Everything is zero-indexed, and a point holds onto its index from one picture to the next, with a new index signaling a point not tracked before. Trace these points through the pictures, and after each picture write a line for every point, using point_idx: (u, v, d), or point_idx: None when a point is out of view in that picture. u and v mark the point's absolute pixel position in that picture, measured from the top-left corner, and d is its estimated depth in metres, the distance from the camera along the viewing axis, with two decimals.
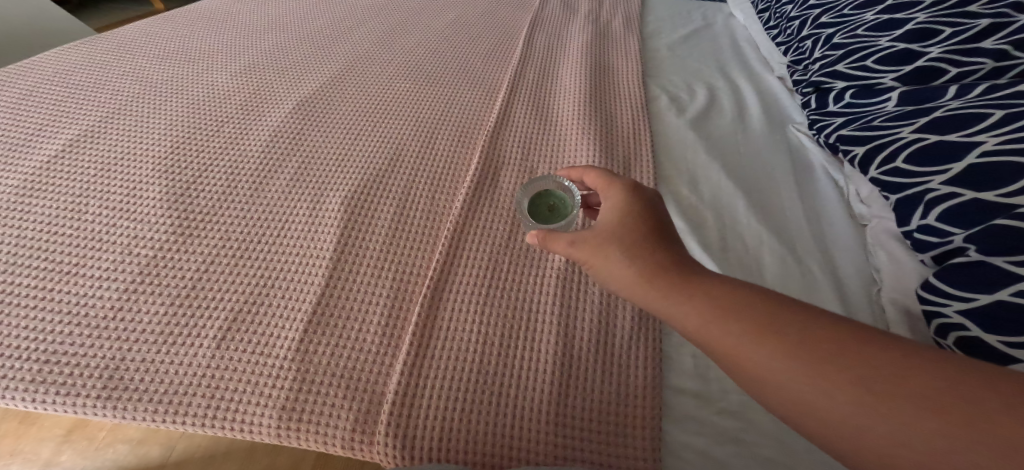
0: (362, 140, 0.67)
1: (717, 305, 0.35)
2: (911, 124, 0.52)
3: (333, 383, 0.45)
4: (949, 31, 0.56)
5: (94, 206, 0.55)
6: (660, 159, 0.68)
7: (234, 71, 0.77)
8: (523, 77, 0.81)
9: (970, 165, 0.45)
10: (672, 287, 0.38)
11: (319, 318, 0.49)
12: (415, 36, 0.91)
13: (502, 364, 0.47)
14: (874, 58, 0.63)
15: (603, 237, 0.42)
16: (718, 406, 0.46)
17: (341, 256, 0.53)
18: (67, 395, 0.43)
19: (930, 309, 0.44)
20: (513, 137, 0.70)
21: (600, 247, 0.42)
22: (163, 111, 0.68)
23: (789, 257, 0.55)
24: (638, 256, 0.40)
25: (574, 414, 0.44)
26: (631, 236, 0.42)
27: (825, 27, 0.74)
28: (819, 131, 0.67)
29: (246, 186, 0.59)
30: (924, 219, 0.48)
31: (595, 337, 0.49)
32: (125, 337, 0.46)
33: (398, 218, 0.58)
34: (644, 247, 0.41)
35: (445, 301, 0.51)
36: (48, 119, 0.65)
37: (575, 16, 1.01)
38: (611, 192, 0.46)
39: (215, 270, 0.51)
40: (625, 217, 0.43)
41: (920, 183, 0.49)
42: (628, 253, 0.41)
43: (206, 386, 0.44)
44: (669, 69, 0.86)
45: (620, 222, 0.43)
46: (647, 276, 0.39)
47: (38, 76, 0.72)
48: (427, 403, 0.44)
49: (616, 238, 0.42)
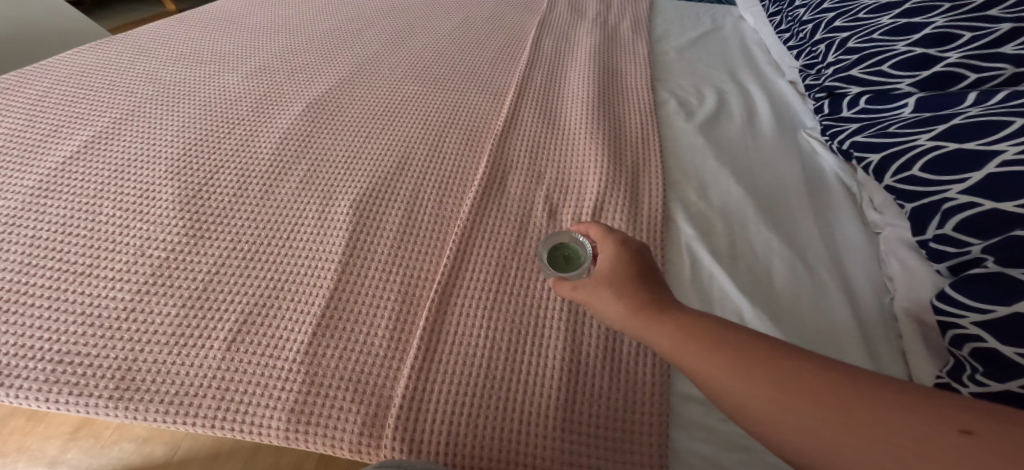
0: (370, 142, 0.67)
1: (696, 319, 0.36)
2: (929, 132, 0.51)
3: (340, 386, 0.45)
4: (969, 35, 0.56)
5: (107, 208, 0.55)
6: (670, 164, 0.68)
7: (245, 73, 0.78)
8: (531, 80, 0.81)
9: (989, 175, 0.44)
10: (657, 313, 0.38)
11: (327, 321, 0.48)
12: (423, 39, 0.91)
13: (509, 370, 0.46)
14: (891, 63, 0.62)
15: (600, 280, 0.43)
16: (726, 413, 0.45)
17: (350, 259, 0.53)
18: (80, 395, 0.43)
19: (945, 319, 0.44)
20: (521, 140, 0.70)
21: (598, 288, 0.42)
22: (176, 113, 0.68)
23: (800, 264, 0.54)
24: (628, 291, 0.41)
25: (583, 421, 0.44)
26: (626, 276, 0.42)
27: (840, 31, 0.73)
28: (832, 137, 0.66)
29: (256, 189, 0.59)
30: (941, 228, 0.47)
31: (604, 343, 0.49)
32: (137, 338, 0.46)
33: (407, 221, 0.58)
34: (636, 285, 0.41)
35: (453, 306, 0.50)
36: (63, 121, 0.66)
37: (584, 19, 1.01)
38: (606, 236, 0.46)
39: (225, 271, 0.51)
40: (621, 260, 0.43)
41: (937, 192, 0.48)
42: (619, 289, 0.41)
43: (216, 388, 0.44)
44: (679, 74, 0.86)
45: (615, 270, 0.43)
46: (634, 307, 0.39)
47: (53, 78, 0.73)
48: (434, 407, 0.44)
49: (614, 279, 0.42)
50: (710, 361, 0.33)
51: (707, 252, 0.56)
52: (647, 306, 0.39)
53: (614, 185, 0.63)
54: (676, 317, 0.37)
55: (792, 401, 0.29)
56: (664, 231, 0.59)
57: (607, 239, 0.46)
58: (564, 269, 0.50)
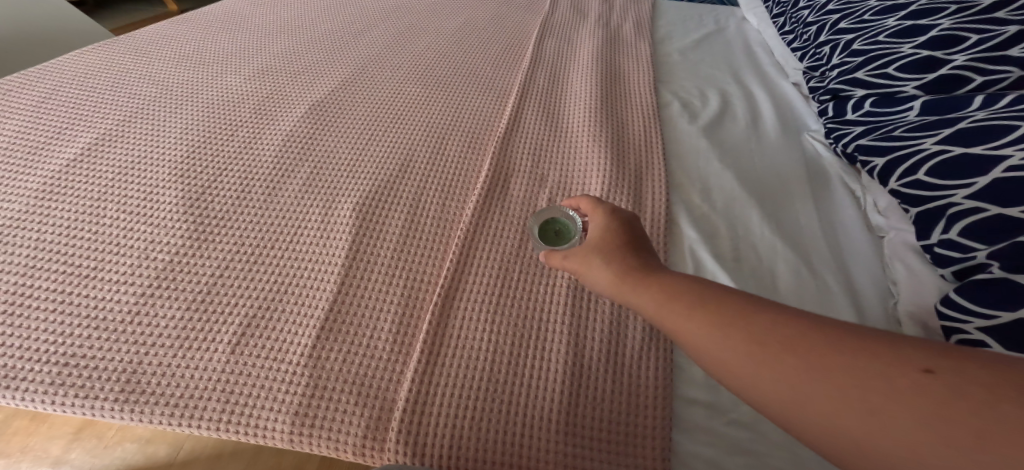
0: (373, 144, 0.67)
1: (681, 289, 0.37)
2: (934, 136, 0.51)
3: (344, 389, 0.45)
4: (975, 38, 0.56)
5: (111, 210, 0.55)
6: (673, 167, 0.67)
7: (247, 74, 0.78)
8: (534, 82, 0.81)
9: (995, 179, 0.44)
10: (643, 283, 0.40)
11: (331, 324, 0.49)
12: (425, 40, 0.91)
13: (512, 374, 0.46)
14: (896, 66, 0.62)
15: (589, 247, 0.45)
16: (729, 417, 0.45)
17: (354, 262, 0.53)
18: (85, 398, 0.43)
19: (950, 325, 0.43)
20: (524, 142, 0.70)
21: (587, 256, 0.44)
22: (179, 115, 0.68)
23: (804, 268, 0.54)
24: (615, 259, 0.43)
25: (587, 424, 0.44)
26: (613, 244, 0.44)
27: (844, 33, 0.73)
28: (836, 140, 0.66)
29: (259, 191, 0.59)
30: (945, 233, 0.47)
31: (607, 347, 0.49)
32: (142, 341, 0.46)
33: (410, 224, 0.58)
34: (622, 253, 0.43)
35: (456, 310, 0.50)
36: (67, 123, 0.66)
37: (586, 21, 1.01)
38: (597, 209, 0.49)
39: (229, 275, 0.51)
40: (610, 229, 0.46)
41: (943, 196, 0.48)
42: (607, 258, 0.43)
43: (221, 391, 0.44)
44: (681, 75, 0.86)
45: (604, 237, 0.45)
46: (621, 277, 0.41)
47: (56, 79, 0.73)
48: (438, 410, 0.44)
49: (601, 247, 0.44)
50: (695, 329, 0.34)
51: (709, 255, 0.56)
52: (632, 272, 0.41)
53: (617, 187, 0.63)
54: (662, 281, 0.39)
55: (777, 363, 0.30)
56: (667, 234, 0.59)
57: (599, 211, 0.48)
58: (556, 241, 0.52)
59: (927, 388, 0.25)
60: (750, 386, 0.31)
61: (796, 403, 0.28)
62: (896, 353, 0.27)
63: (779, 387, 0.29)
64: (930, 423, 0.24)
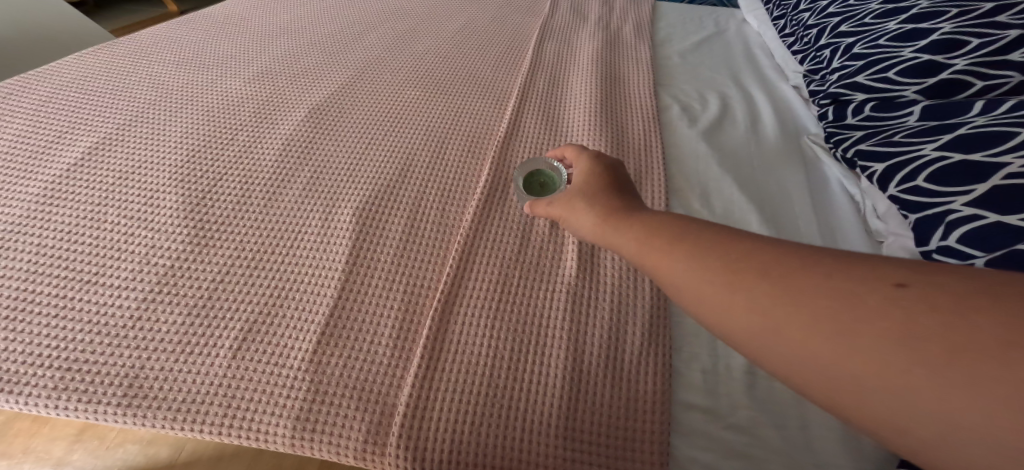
0: (373, 148, 0.67)
1: (662, 228, 0.39)
2: (935, 141, 0.52)
3: (345, 394, 0.45)
4: (976, 42, 0.56)
5: (111, 215, 0.56)
6: (672, 171, 0.67)
7: (247, 78, 0.78)
8: (533, 85, 0.81)
9: (994, 186, 0.44)
10: (624, 222, 0.42)
11: (331, 330, 0.49)
12: (425, 43, 0.91)
13: (512, 379, 0.46)
14: (897, 70, 0.62)
15: (573, 194, 0.49)
16: (726, 421, 0.45)
17: (354, 267, 0.53)
18: (87, 403, 0.44)
19: None
20: (523, 147, 0.70)
21: (571, 201, 0.49)
22: (179, 119, 0.69)
23: None
24: (596, 201, 0.46)
25: (586, 429, 0.44)
26: (594, 188, 0.48)
27: (845, 36, 0.73)
28: (836, 144, 0.66)
29: (259, 195, 0.60)
30: (944, 240, 0.47)
31: (607, 351, 0.49)
32: (143, 347, 0.46)
33: (410, 228, 0.58)
34: (603, 195, 0.47)
35: (456, 315, 0.51)
36: (67, 126, 0.66)
37: (586, 22, 1.01)
38: (581, 160, 0.54)
39: (231, 280, 0.51)
40: (590, 176, 0.50)
41: (942, 203, 0.48)
42: (589, 200, 0.47)
43: (222, 396, 0.44)
44: (681, 78, 0.86)
45: (585, 182, 0.50)
46: (604, 217, 0.44)
47: (56, 83, 0.73)
48: (438, 415, 0.44)
49: (584, 191, 0.48)
50: (679, 268, 0.35)
51: None
52: (614, 213, 0.44)
53: None
54: (641, 219, 0.42)
55: (759, 295, 0.30)
56: None
57: (582, 159, 0.54)
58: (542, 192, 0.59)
59: (909, 301, 0.25)
60: (733, 321, 0.31)
61: (779, 332, 0.29)
62: (871, 273, 0.28)
63: (759, 313, 0.30)
64: (917, 342, 0.24)
